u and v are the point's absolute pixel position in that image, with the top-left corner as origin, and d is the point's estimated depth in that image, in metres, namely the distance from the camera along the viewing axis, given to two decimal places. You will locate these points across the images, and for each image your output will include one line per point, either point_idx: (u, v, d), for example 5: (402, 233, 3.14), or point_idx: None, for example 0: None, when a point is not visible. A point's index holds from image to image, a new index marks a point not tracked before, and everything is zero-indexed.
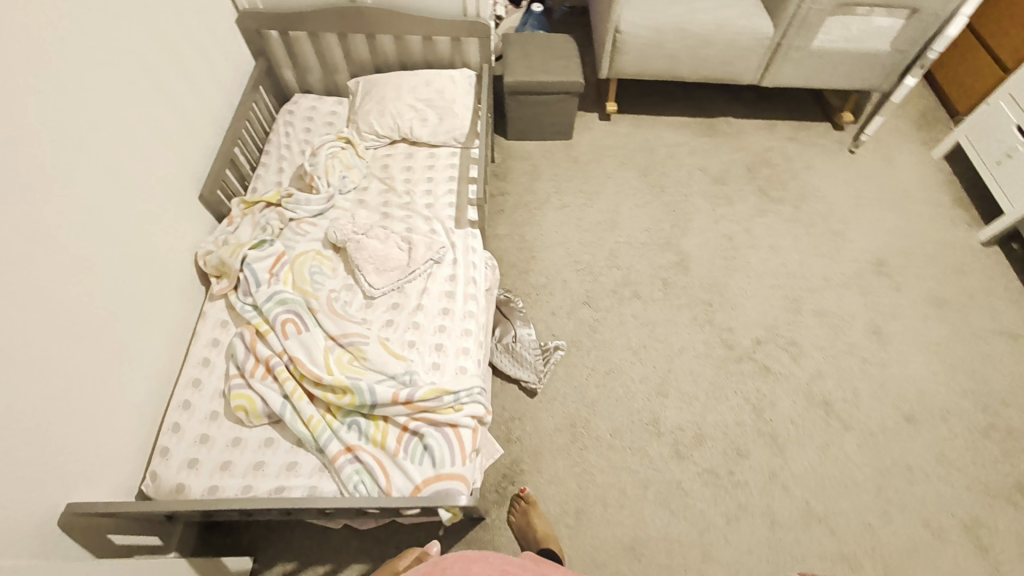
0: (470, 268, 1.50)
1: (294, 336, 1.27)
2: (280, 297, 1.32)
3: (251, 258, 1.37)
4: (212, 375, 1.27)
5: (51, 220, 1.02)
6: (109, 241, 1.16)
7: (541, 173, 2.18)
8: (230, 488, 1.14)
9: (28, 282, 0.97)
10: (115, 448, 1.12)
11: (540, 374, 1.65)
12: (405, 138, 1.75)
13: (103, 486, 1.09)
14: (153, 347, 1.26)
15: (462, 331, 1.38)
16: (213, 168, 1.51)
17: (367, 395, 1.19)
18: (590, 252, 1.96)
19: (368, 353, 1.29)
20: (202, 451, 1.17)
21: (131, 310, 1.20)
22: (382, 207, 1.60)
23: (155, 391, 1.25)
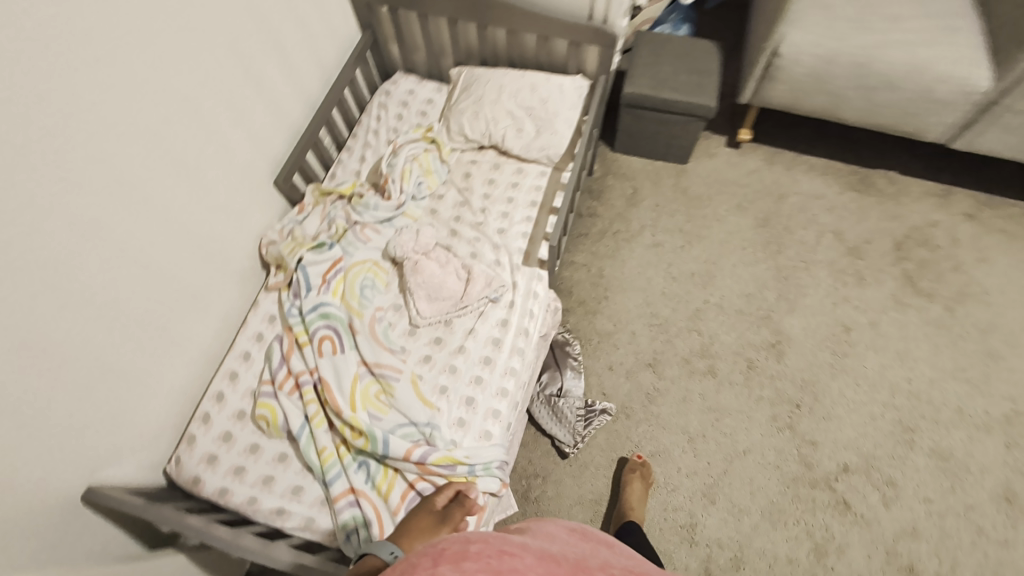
0: (527, 317, 1.36)
1: (328, 357, 1.24)
2: (324, 311, 1.28)
3: (307, 260, 1.34)
4: (248, 371, 1.30)
5: (115, 218, 1.01)
6: (171, 234, 1.15)
7: (641, 199, 1.93)
8: (237, 495, 1.16)
9: (83, 283, 0.97)
10: (145, 430, 1.17)
11: (578, 440, 1.50)
12: (494, 146, 1.58)
13: (128, 469, 1.15)
14: (199, 336, 1.28)
15: (498, 390, 1.27)
16: (294, 153, 1.47)
17: (380, 445, 1.15)
18: (672, 307, 1.73)
19: (395, 393, 1.23)
20: (222, 448, 1.22)
21: (181, 301, 1.21)
22: (452, 223, 1.49)
23: (193, 378, 1.28)
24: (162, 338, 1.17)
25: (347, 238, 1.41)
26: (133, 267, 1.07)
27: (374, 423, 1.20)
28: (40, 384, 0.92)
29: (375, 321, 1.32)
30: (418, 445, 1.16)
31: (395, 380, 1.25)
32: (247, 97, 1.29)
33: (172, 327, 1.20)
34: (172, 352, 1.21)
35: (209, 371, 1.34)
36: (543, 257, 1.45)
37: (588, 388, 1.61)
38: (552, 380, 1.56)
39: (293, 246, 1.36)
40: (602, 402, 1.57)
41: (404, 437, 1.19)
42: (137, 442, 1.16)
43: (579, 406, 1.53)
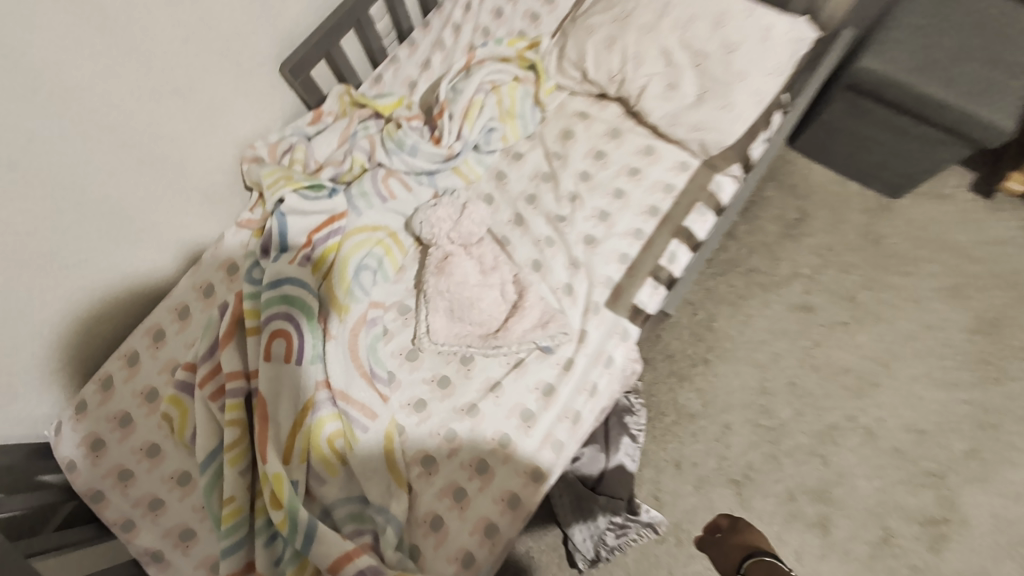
0: (581, 393, 0.87)
1: (274, 367, 0.82)
2: (288, 294, 0.85)
3: (288, 205, 0.89)
4: (179, 336, 0.91)
5: None
6: (79, 125, 0.71)
7: (805, 234, 1.29)
8: (113, 512, 0.84)
9: None
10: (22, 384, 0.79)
11: (598, 559, 1.06)
12: (624, 99, 1.00)
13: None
14: (118, 274, 0.87)
15: (501, 495, 0.81)
16: (322, 29, 0.96)
17: (302, 535, 0.74)
18: (796, 411, 1.17)
19: (353, 452, 0.81)
20: (113, 436, 0.87)
21: (84, 225, 0.77)
22: (521, 205, 0.97)
23: (108, 324, 0.90)
24: (45, 276, 0.74)
25: (361, 183, 0.94)
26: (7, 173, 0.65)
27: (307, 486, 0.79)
28: None
29: (363, 325, 0.87)
30: (361, 550, 0.75)
31: (362, 430, 0.83)
32: None
33: (74, 259, 0.77)
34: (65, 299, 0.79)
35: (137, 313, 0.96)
36: (643, 305, 0.90)
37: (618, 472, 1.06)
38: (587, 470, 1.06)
39: (275, 178, 0.90)
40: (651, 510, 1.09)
41: (346, 523, 0.79)
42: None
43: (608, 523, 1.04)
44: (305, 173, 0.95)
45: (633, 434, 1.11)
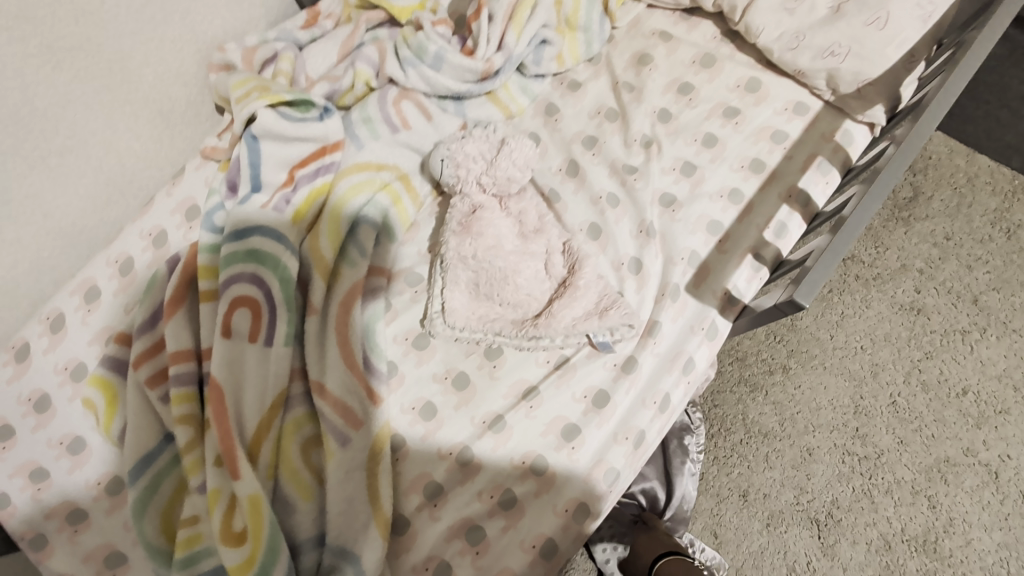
0: (647, 409, 0.63)
1: (234, 348, 0.60)
2: (255, 248, 0.62)
3: (261, 125, 0.64)
4: (120, 296, 0.70)
5: None
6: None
7: (919, 216, 1.03)
8: (20, 522, 0.63)
9: None
10: None
11: None
12: (724, 14, 0.74)
13: None
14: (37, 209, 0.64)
15: (534, 542, 0.59)
16: None
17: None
18: (897, 438, 0.93)
19: (326, 467, 0.59)
20: (29, 421, 0.66)
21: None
22: (576, 149, 0.73)
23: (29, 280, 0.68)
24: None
25: (365, 107, 0.70)
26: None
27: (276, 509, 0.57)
28: None
29: (357, 293, 0.63)
30: None
31: (339, 441, 0.60)
32: None
33: None
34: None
35: None
36: (738, 294, 0.66)
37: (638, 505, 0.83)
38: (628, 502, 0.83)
39: (246, 87, 0.66)
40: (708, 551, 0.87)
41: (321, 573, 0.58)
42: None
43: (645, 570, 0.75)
44: (292, 89, 0.71)
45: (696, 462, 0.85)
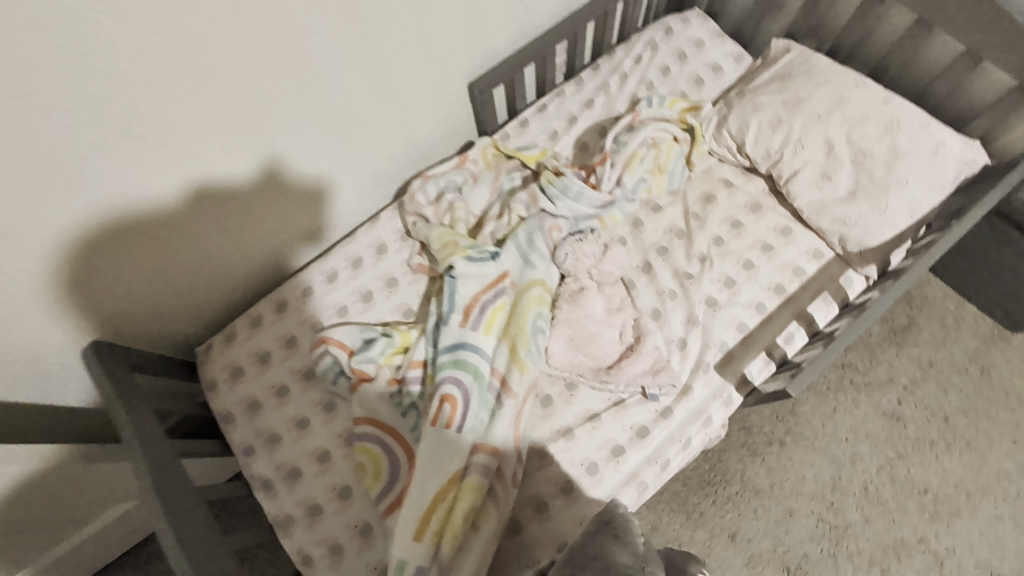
0: (674, 444, 0.90)
1: (435, 432, 0.85)
2: (459, 358, 0.90)
3: (459, 270, 0.94)
4: (326, 297, 1.03)
5: (248, 63, 0.75)
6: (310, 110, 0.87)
7: (909, 342, 1.28)
8: (241, 434, 0.96)
9: (172, 124, 0.73)
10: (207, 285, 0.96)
11: None
12: (773, 178, 1.05)
13: (175, 322, 0.96)
14: (151, 202, 0.78)
15: (581, 519, 0.85)
16: (513, 58, 1.06)
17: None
18: (864, 515, 1.16)
19: (478, 534, 0.81)
20: (254, 368, 0.99)
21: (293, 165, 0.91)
22: (651, 254, 1.03)
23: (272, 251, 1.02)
24: (219, 198, 0.85)
25: (531, 236, 0.98)
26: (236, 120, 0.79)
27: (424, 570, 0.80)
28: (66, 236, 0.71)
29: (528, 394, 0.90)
30: None
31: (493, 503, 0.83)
32: None
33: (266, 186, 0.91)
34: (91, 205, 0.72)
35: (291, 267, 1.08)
36: (751, 376, 0.93)
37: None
38: None
39: (444, 250, 0.97)
40: None
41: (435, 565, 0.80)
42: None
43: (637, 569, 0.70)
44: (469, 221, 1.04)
45: None
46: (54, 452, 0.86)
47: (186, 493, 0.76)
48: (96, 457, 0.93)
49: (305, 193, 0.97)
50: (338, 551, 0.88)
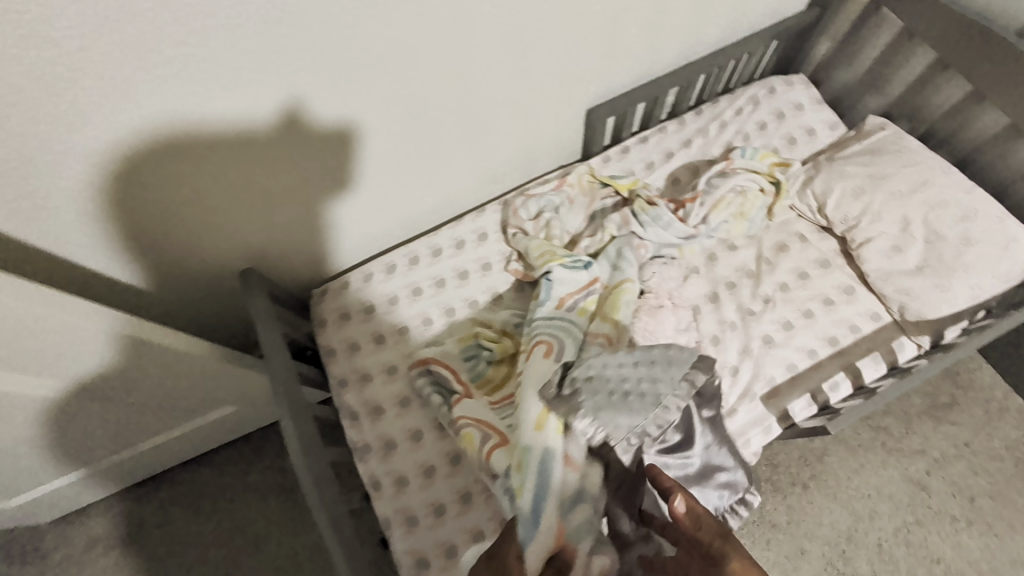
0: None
1: (535, 363, 0.94)
2: (556, 319, 1.02)
3: (555, 274, 1.07)
4: (429, 267, 1.19)
5: (426, 66, 0.91)
6: (457, 112, 1.03)
7: (948, 420, 1.33)
8: (339, 369, 1.12)
9: (357, 103, 0.91)
10: (304, 232, 1.08)
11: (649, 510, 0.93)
12: (847, 241, 1.14)
13: (265, 255, 1.08)
14: (207, 130, 0.81)
15: None
16: (630, 93, 1.20)
17: (530, 501, 0.82)
18: (872, 569, 1.22)
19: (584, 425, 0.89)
20: (359, 315, 1.15)
21: (400, 145, 1.02)
22: (720, 286, 1.14)
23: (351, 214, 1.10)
24: (308, 153, 0.93)
25: (620, 249, 1.11)
26: (397, 106, 0.95)
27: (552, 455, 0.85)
28: (193, 157, 0.84)
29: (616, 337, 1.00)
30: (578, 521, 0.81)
31: None
32: (638, 11, 1.03)
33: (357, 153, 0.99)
34: (139, 116, 0.75)
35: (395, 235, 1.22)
36: (792, 413, 1.03)
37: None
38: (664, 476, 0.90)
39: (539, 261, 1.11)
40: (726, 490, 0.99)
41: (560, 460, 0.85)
42: (88, 217, 0.84)
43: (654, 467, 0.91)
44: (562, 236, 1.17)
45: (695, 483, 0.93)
46: (172, 371, 1.03)
47: (300, 411, 0.93)
48: (202, 382, 1.10)
49: (397, 167, 1.06)
50: (404, 483, 1.02)
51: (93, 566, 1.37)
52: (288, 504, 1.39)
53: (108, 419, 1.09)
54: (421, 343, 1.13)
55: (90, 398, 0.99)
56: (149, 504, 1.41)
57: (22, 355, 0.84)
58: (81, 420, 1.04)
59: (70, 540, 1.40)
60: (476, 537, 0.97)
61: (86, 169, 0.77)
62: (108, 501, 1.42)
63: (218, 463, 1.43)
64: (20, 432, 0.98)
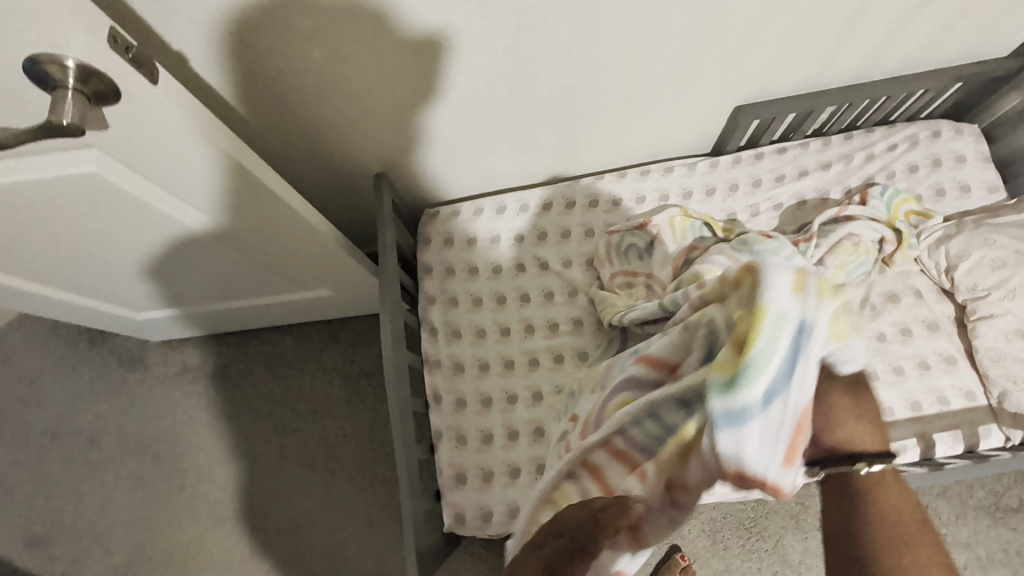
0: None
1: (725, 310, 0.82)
2: None
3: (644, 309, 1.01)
4: (536, 218, 1.24)
5: (605, 31, 0.92)
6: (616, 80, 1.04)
7: (1006, 523, 1.27)
8: (432, 286, 1.20)
9: (530, 49, 0.94)
10: (421, 145, 1.11)
11: None
12: (967, 311, 1.08)
13: (377, 155, 1.13)
14: (354, 15, 0.83)
15: None
16: (785, 101, 1.16)
17: (789, 341, 0.54)
18: None
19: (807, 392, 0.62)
20: (462, 244, 1.23)
21: (534, 85, 1.02)
22: None
23: (462, 135, 1.11)
24: (440, 62, 0.94)
25: None
26: (559, 57, 0.96)
27: (818, 347, 0.55)
28: (348, 48, 0.89)
29: None
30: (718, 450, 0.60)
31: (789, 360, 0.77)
32: (829, 21, 0.98)
33: (486, 77, 0.98)
34: None
35: (509, 177, 1.26)
36: None
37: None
38: None
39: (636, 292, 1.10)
40: None
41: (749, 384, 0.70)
42: (245, 80, 0.92)
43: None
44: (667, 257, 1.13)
45: None
46: (287, 248, 1.14)
47: (395, 308, 1.04)
48: (306, 264, 1.22)
49: (526, 107, 1.06)
50: (462, 404, 1.11)
51: (181, 388, 1.60)
52: (348, 390, 1.55)
53: (222, 271, 1.22)
54: (511, 285, 1.20)
55: (213, 249, 1.12)
56: (236, 353, 1.61)
57: (198, 192, 0.91)
58: (201, 263, 1.18)
59: (169, 361, 1.63)
60: (513, 472, 1.06)
61: (261, 35, 0.84)
62: (204, 340, 1.63)
63: (299, 336, 1.60)
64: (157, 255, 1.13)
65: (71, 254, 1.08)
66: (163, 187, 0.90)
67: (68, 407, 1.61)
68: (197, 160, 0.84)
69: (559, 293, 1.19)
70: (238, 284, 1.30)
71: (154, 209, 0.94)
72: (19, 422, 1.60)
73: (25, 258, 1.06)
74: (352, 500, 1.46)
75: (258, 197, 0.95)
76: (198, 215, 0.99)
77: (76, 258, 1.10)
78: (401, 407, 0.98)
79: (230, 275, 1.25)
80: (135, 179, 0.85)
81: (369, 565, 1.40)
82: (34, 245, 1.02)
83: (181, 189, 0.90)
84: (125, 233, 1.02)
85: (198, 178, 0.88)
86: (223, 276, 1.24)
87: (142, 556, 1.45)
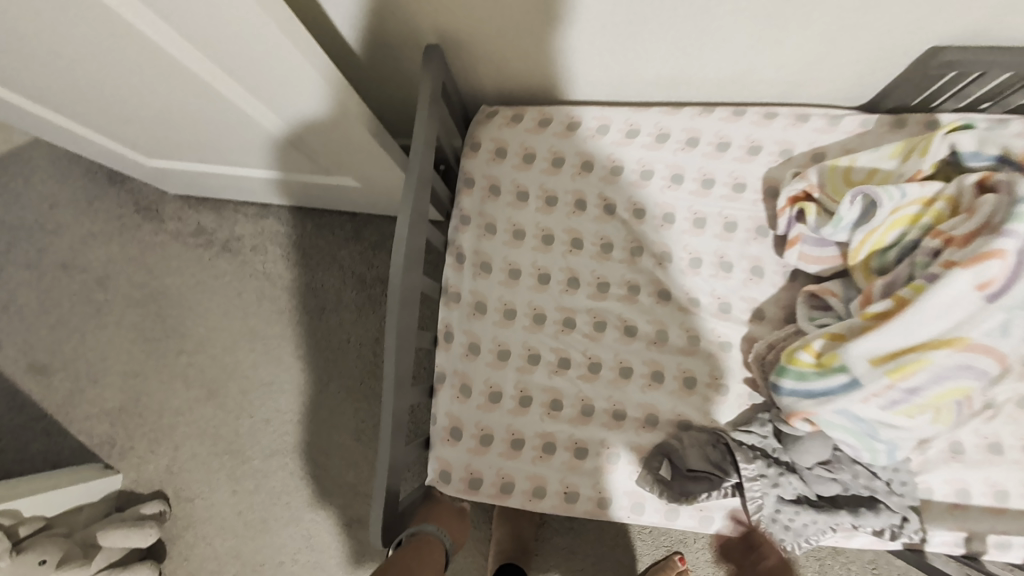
0: (830, 528, 0.81)
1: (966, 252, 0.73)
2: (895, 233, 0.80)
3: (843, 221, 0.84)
4: (613, 147, 0.98)
5: None
6: None
7: None
8: (467, 203, 0.98)
9: None
10: (491, 16, 0.84)
11: (794, 500, 0.82)
12: None
13: (432, 18, 0.86)
14: None
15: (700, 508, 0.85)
16: (1011, 54, 0.80)
17: (832, 382, 0.77)
18: None
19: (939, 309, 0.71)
20: (516, 159, 0.99)
21: None
22: None
23: (546, 12, 0.82)
24: None
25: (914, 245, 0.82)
26: None
27: (857, 399, 0.75)
28: None
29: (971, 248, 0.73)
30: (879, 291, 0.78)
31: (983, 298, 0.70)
32: None
33: None
34: None
35: (591, 88, 0.98)
36: (928, 542, 0.80)
37: (634, 532, 1.17)
38: (825, 484, 0.82)
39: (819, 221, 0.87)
40: (908, 534, 0.79)
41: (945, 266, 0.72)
42: None
43: (805, 497, 0.83)
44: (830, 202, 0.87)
45: (839, 519, 0.80)
46: (302, 109, 0.92)
47: (417, 221, 0.83)
48: (324, 138, 1.01)
49: None
50: (474, 351, 0.93)
51: (191, 251, 1.49)
52: (360, 296, 1.40)
53: (227, 124, 1.02)
54: (563, 224, 0.97)
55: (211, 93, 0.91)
56: (250, 226, 1.47)
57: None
58: (200, 108, 0.97)
59: (184, 219, 1.51)
60: (514, 444, 0.90)
61: None
62: (222, 205, 1.50)
63: (318, 225, 1.44)
64: (149, 87, 0.93)
65: (79, 85, 0.95)
66: (185, 36, 0.79)
67: (77, 242, 1.54)
68: (212, 10, 0.71)
69: (619, 247, 0.96)
70: (246, 144, 1.11)
71: (181, 65, 0.84)
72: (29, 245, 1.54)
73: (21, 73, 0.91)
74: (343, 411, 1.36)
75: (287, 61, 0.79)
76: (229, 79, 0.88)
77: (109, 108, 1.04)
78: (400, 343, 0.81)
79: (235, 130, 1.04)
80: (149, 16, 0.75)
81: (348, 479, 1.34)
82: (18, 55, 0.85)
83: (204, 40, 0.78)
84: (152, 87, 0.92)
85: (215, 29, 0.75)
86: (227, 128, 1.04)
87: (133, 410, 1.42)
